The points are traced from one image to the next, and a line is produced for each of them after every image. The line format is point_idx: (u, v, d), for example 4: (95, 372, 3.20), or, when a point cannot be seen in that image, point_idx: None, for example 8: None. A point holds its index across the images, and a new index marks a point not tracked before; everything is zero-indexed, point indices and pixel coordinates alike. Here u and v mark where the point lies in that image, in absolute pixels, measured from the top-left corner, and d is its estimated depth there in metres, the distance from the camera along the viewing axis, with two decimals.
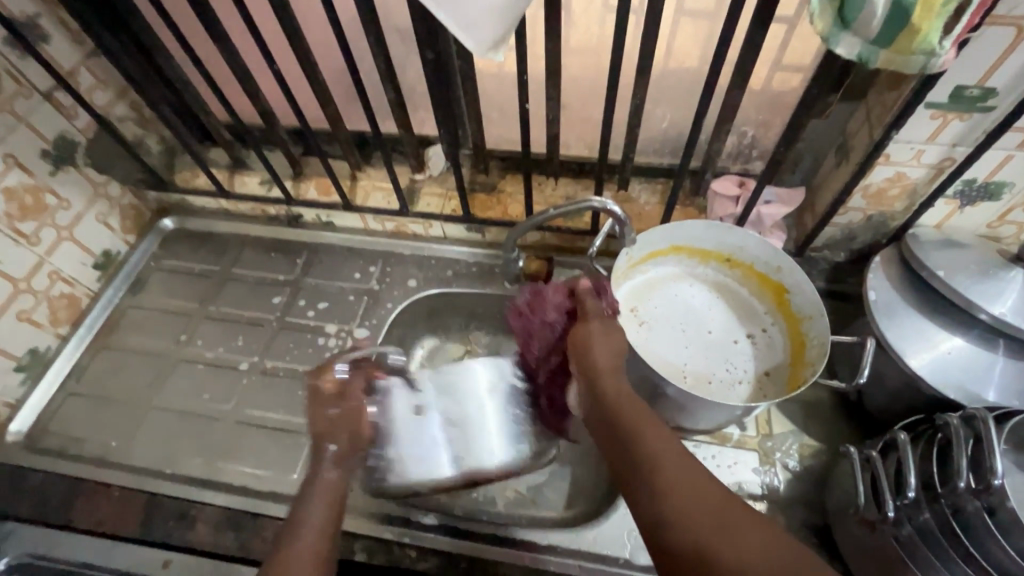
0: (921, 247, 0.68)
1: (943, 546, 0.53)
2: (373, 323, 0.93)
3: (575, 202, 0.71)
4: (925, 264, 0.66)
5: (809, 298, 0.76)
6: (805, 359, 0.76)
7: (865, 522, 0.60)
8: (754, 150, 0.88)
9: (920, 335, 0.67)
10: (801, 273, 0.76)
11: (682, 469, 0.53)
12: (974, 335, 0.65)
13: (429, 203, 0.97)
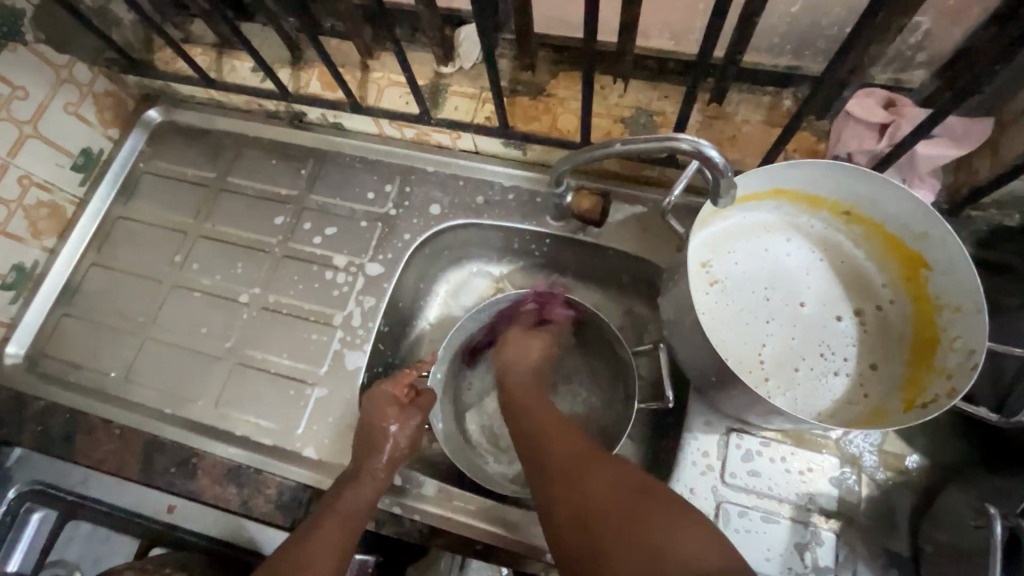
0: None
1: None
2: (388, 258, 0.78)
3: (656, 138, 0.51)
4: None
5: (963, 284, 0.56)
6: (935, 363, 0.59)
7: None
8: (920, 54, 0.61)
9: None
10: (956, 246, 0.55)
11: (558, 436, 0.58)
12: None
13: (457, 106, 0.76)
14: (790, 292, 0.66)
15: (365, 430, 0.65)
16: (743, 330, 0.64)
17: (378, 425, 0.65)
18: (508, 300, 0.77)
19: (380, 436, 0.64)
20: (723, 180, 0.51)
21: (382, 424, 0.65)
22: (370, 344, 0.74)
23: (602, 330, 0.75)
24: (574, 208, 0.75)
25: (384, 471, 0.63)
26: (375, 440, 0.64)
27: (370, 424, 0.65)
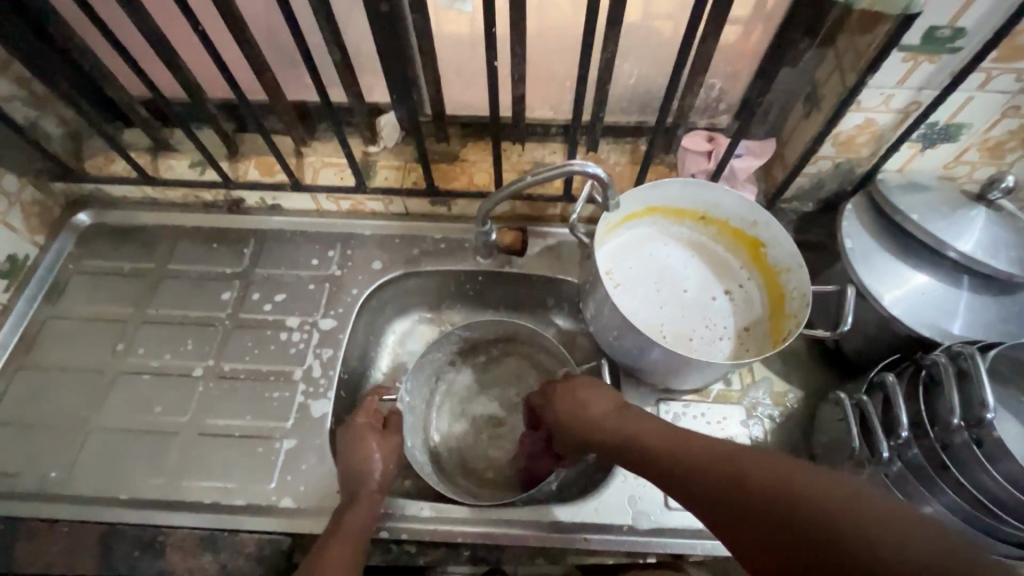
0: (891, 191, 0.72)
1: (933, 479, 0.56)
2: (339, 312, 0.86)
3: (555, 166, 0.68)
4: (899, 209, 0.69)
5: (787, 251, 0.77)
6: (786, 313, 0.79)
7: (858, 462, 0.63)
8: (721, 103, 0.86)
9: (892, 275, 0.71)
10: (777, 226, 0.77)
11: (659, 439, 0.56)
12: (939, 272, 0.70)
13: (387, 176, 0.90)
14: (675, 284, 0.86)
15: (349, 461, 0.69)
16: (646, 315, 0.82)
17: (362, 454, 0.70)
18: (467, 330, 0.85)
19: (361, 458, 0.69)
20: (610, 189, 0.69)
21: (361, 449, 0.70)
22: (333, 391, 0.79)
23: (547, 351, 0.86)
24: (499, 243, 0.88)
25: (378, 492, 0.68)
26: (361, 468, 0.68)
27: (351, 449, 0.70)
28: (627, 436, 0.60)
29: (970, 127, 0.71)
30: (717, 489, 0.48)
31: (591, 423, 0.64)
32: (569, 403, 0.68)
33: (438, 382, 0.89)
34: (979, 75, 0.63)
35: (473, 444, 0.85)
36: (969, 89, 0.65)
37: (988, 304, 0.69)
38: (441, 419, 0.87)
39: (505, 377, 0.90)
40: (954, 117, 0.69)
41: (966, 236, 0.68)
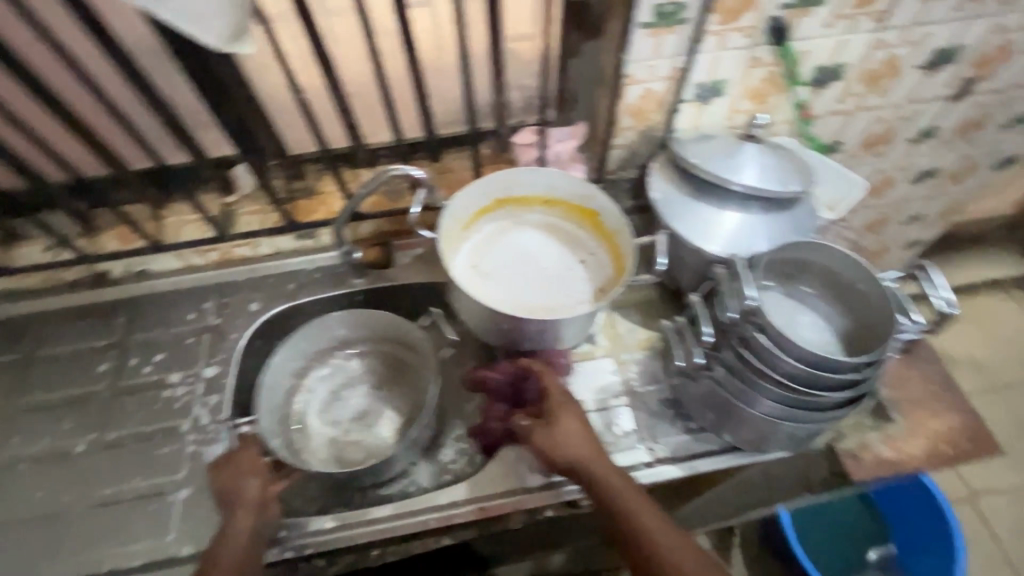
0: (678, 145, 0.84)
1: (743, 372, 0.66)
2: (221, 358, 0.88)
3: (377, 173, 0.77)
4: (684, 157, 0.82)
5: (614, 212, 0.87)
6: (626, 266, 0.87)
7: (693, 378, 0.72)
8: (540, 99, 0.97)
9: (692, 213, 0.82)
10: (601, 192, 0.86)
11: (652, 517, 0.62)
12: (729, 203, 0.82)
13: (250, 221, 0.94)
14: (534, 264, 0.93)
15: (222, 487, 0.67)
16: (509, 296, 0.88)
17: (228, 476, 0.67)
18: (308, 335, 0.86)
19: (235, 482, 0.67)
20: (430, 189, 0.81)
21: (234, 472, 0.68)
22: (223, 433, 0.80)
23: (393, 328, 0.87)
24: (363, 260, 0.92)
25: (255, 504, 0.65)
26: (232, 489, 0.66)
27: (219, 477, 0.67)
28: (615, 488, 0.64)
29: (729, 82, 0.84)
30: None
31: (598, 478, 0.65)
32: (585, 453, 0.66)
33: (290, 403, 0.86)
34: (714, 38, 0.76)
35: (346, 446, 0.84)
36: (712, 51, 0.78)
37: (777, 220, 0.82)
38: (306, 435, 0.84)
39: (361, 372, 0.90)
40: (713, 76, 0.82)
41: (739, 169, 0.80)
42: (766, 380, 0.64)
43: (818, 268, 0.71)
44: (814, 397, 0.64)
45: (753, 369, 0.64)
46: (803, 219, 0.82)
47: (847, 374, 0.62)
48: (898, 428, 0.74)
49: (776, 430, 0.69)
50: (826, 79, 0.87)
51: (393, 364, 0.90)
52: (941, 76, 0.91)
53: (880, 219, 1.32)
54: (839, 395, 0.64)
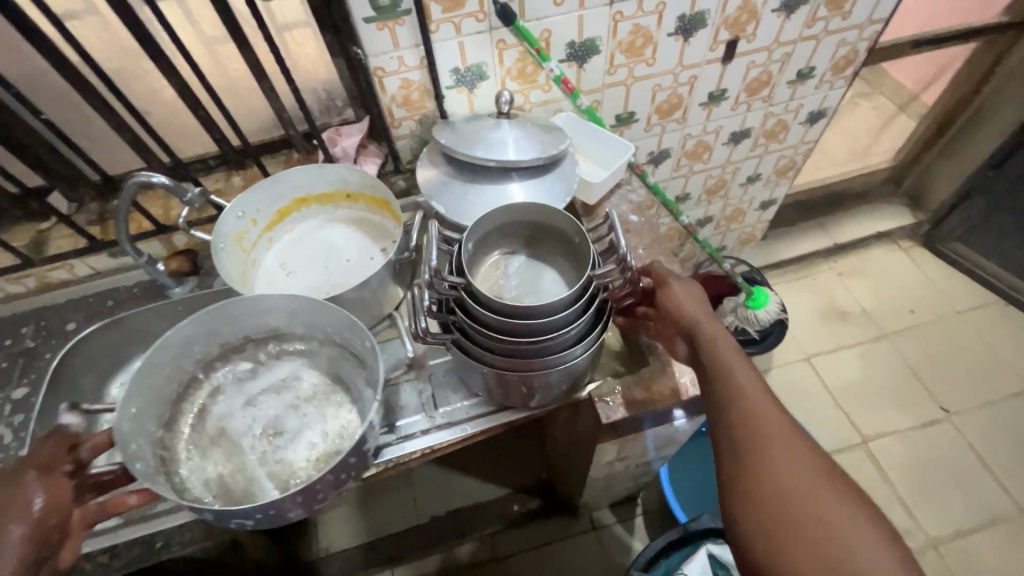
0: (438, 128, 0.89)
1: (477, 329, 0.68)
2: (33, 378, 0.91)
3: (124, 182, 0.80)
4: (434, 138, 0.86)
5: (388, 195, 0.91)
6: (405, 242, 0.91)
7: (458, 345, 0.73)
8: (337, 101, 1.02)
9: (448, 189, 0.86)
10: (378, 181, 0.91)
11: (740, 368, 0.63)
12: (486, 179, 0.86)
13: (60, 245, 0.96)
14: (337, 257, 0.97)
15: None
16: (307, 288, 0.93)
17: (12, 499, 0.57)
18: (215, 333, 0.80)
19: (31, 522, 0.57)
20: (187, 195, 0.83)
21: (37, 512, 0.57)
22: (24, 448, 0.84)
23: (326, 330, 0.82)
24: (166, 269, 0.96)
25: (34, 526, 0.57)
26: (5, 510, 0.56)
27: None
28: (706, 349, 0.65)
29: (486, 65, 0.89)
30: (749, 436, 0.58)
31: (694, 318, 0.68)
32: (702, 314, 0.68)
33: (193, 392, 0.82)
34: (447, 26, 0.81)
35: (243, 462, 0.76)
36: (452, 38, 0.83)
37: (531, 189, 0.86)
38: (196, 440, 0.78)
39: (284, 379, 0.84)
40: (465, 61, 0.87)
41: (477, 144, 0.83)
42: (489, 341, 0.68)
43: (534, 220, 0.78)
44: (538, 342, 0.66)
45: (475, 332, 0.68)
46: (555, 186, 0.86)
47: (553, 317, 0.65)
48: (651, 370, 0.81)
49: (538, 380, 0.71)
50: (582, 54, 0.92)
51: (325, 379, 0.84)
52: (700, 40, 0.97)
53: (718, 183, 1.38)
54: (561, 336, 0.66)
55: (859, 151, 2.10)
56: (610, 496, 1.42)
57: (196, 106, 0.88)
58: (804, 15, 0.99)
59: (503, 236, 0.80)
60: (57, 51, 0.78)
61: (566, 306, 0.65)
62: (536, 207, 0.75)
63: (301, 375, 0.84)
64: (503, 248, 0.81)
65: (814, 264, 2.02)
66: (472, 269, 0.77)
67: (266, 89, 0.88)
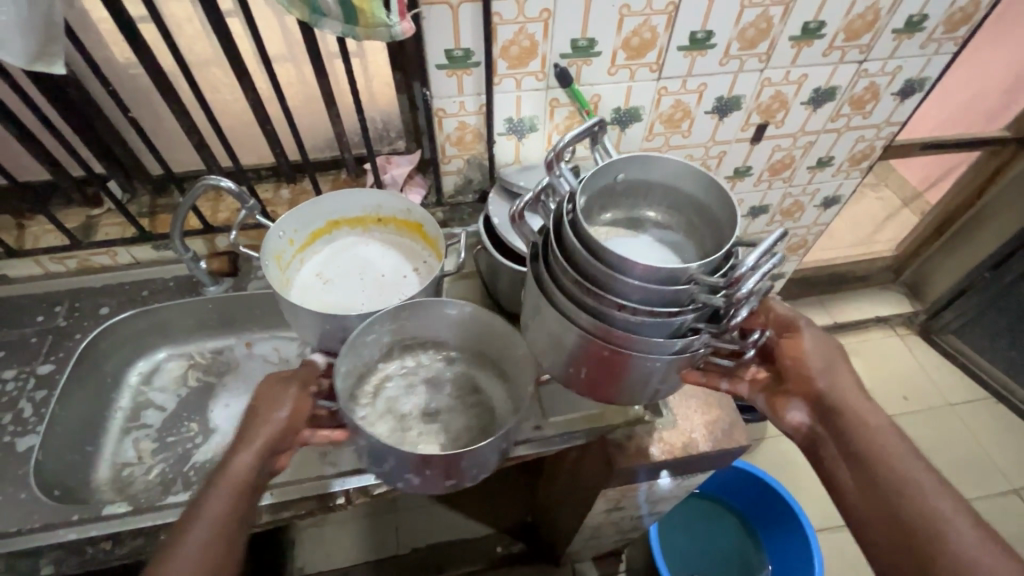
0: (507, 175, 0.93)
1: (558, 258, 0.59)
2: (59, 357, 0.93)
3: (196, 183, 0.85)
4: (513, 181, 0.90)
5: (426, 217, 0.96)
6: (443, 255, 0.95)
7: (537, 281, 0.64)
8: (391, 132, 1.09)
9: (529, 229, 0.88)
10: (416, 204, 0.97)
11: (900, 461, 0.58)
12: None
13: (109, 232, 1.00)
14: (372, 276, 1.00)
15: (260, 403, 0.66)
16: (346, 302, 0.95)
17: (272, 403, 0.66)
18: (400, 328, 0.85)
19: (281, 423, 0.65)
20: (250, 204, 0.89)
21: (284, 421, 0.65)
22: (43, 425, 0.85)
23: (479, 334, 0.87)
24: (208, 267, 1.00)
25: (279, 430, 0.65)
26: (264, 411, 0.65)
27: (265, 405, 0.66)
28: (851, 431, 0.61)
29: (538, 119, 0.96)
30: (905, 538, 0.54)
31: (839, 389, 0.64)
32: (849, 388, 0.64)
33: (367, 376, 0.86)
34: (509, 81, 0.89)
35: (406, 435, 0.81)
36: (512, 91, 0.91)
37: None
38: (368, 416, 0.82)
39: (435, 372, 0.89)
40: (520, 113, 0.94)
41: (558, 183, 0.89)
42: (564, 283, 0.59)
43: (687, 198, 0.69)
44: (612, 309, 0.56)
45: (556, 268, 0.59)
46: None
47: (639, 287, 0.53)
48: (665, 421, 0.82)
49: (594, 348, 0.59)
50: (626, 119, 1.00)
51: (472, 375, 0.89)
52: (733, 120, 1.05)
53: None
54: (628, 315, 0.55)
55: (863, 238, 2.19)
56: (596, 547, 1.41)
57: (264, 122, 0.94)
58: (829, 111, 1.08)
59: (643, 197, 0.70)
60: (150, 56, 0.84)
61: (657, 287, 0.53)
62: (704, 180, 0.65)
63: (454, 374, 0.89)
64: (639, 216, 0.71)
65: None
66: (599, 213, 0.70)
67: (332, 113, 0.94)
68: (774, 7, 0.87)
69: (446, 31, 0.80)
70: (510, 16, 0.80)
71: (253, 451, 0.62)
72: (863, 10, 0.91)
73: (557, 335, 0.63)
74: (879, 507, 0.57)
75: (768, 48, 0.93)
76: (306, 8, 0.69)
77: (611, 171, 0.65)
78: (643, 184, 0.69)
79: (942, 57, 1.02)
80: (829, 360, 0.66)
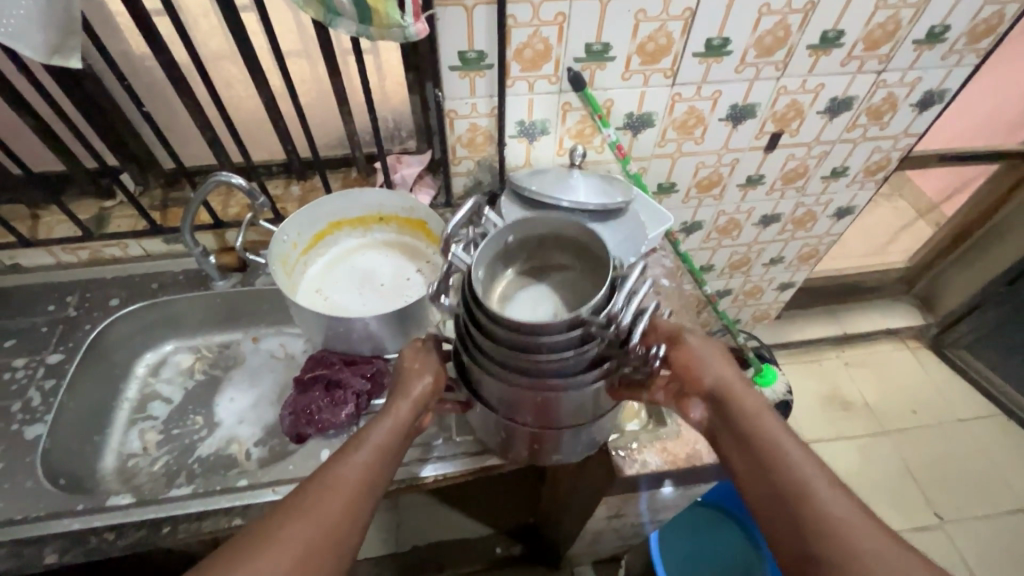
0: (518, 178, 0.93)
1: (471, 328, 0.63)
2: (69, 347, 0.94)
3: (205, 179, 0.86)
4: (525, 185, 0.90)
5: (431, 219, 0.97)
6: None
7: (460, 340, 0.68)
8: (403, 131, 1.09)
9: None
10: (419, 205, 0.97)
11: (780, 440, 0.58)
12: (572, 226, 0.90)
13: (120, 224, 1.01)
14: (376, 278, 1.01)
15: (411, 369, 0.69)
16: (352, 308, 0.96)
17: (421, 370, 0.69)
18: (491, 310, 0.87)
19: (427, 391, 0.68)
20: (259, 203, 0.89)
21: (420, 393, 0.67)
22: (51, 414, 0.86)
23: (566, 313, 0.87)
24: (217, 262, 1.02)
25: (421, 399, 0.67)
26: (409, 378, 0.68)
27: (407, 375, 0.68)
28: (739, 419, 0.61)
29: (550, 122, 0.96)
30: (791, 521, 0.53)
31: (723, 382, 0.64)
32: (732, 379, 0.64)
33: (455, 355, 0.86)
34: (521, 83, 0.88)
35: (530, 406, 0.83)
36: (524, 94, 0.90)
37: (608, 232, 0.91)
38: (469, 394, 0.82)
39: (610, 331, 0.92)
40: (531, 115, 0.94)
41: (570, 188, 0.90)
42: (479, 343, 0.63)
43: (582, 245, 0.69)
44: (525, 361, 0.60)
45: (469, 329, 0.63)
46: (630, 228, 0.92)
47: (542, 342, 0.57)
48: (669, 432, 0.81)
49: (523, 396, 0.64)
50: (638, 125, 0.99)
51: None
52: (747, 128, 1.04)
53: (742, 260, 1.43)
54: (541, 362, 0.59)
55: (875, 249, 2.16)
56: (596, 552, 1.40)
57: (277, 118, 0.94)
58: (845, 121, 1.07)
59: (542, 252, 0.72)
60: (165, 51, 0.84)
61: (557, 336, 0.57)
62: (588, 231, 0.66)
63: None
64: (543, 265, 0.73)
65: (820, 350, 2.05)
66: (504, 272, 0.71)
67: (344, 112, 0.95)
68: (792, 14, 0.85)
69: (460, 31, 0.80)
70: (524, 19, 0.80)
71: (400, 413, 0.64)
72: (884, 20, 0.89)
73: (489, 386, 0.67)
74: (766, 491, 0.56)
75: (785, 56, 0.92)
76: (321, 8, 0.69)
77: (499, 238, 0.67)
78: (540, 237, 0.71)
79: (963, 69, 1.00)
80: (711, 353, 0.66)
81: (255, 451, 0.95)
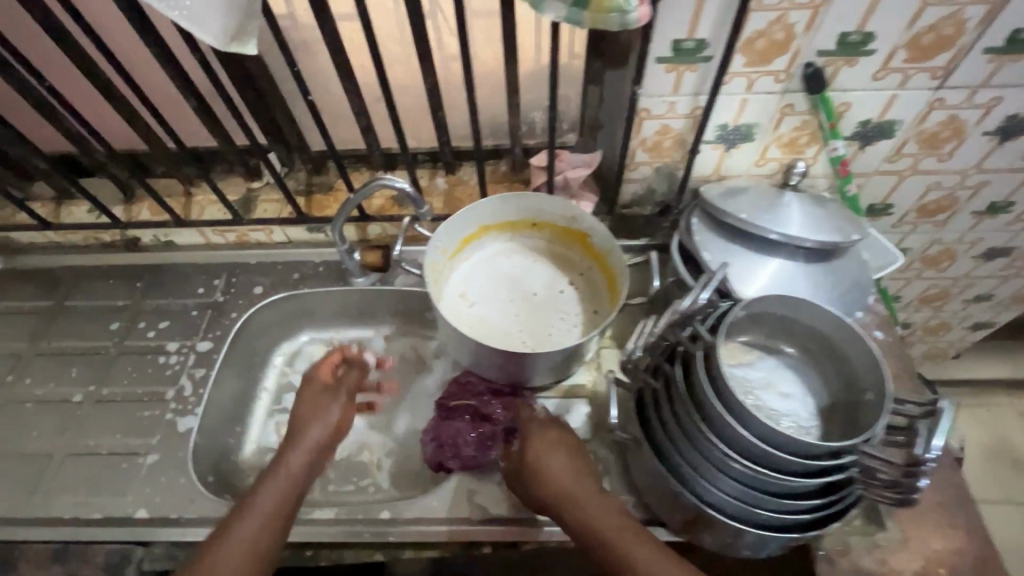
0: (713, 198, 0.76)
1: (695, 417, 0.58)
2: (216, 335, 0.92)
3: (367, 181, 0.77)
4: (728, 211, 0.73)
5: (603, 236, 0.84)
6: (617, 289, 0.85)
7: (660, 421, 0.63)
8: (564, 122, 0.95)
9: (747, 269, 0.73)
10: (588, 217, 0.84)
11: (622, 535, 0.59)
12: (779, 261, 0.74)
13: (266, 209, 0.97)
14: (524, 288, 0.90)
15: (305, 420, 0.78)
16: (501, 323, 0.86)
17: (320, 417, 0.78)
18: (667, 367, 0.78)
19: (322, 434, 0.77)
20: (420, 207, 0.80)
21: (317, 432, 0.76)
22: (201, 407, 0.85)
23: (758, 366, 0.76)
24: (360, 260, 0.93)
25: (290, 463, 0.71)
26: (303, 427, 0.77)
27: (312, 412, 0.79)
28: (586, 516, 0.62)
29: (759, 127, 0.77)
30: None
31: (556, 477, 0.65)
32: (570, 483, 0.65)
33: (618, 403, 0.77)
34: (740, 80, 0.71)
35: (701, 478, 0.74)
36: (739, 93, 0.73)
37: (822, 273, 0.74)
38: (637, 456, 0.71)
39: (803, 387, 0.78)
40: (739, 119, 0.76)
41: (784, 216, 0.72)
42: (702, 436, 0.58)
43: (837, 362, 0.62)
44: (762, 475, 0.56)
45: (692, 418, 0.59)
46: (849, 269, 0.75)
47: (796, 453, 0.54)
48: (888, 538, 0.65)
49: (725, 504, 0.60)
50: (872, 135, 0.78)
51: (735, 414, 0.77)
52: (1017, 145, 0.80)
53: (938, 293, 1.18)
54: (782, 479, 0.55)
55: None
56: None
57: (437, 108, 0.84)
58: None
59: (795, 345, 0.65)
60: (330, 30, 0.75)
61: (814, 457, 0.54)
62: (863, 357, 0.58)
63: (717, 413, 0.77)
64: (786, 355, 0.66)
65: (992, 394, 1.72)
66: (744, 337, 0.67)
67: (512, 104, 0.82)
68: None
69: (683, 15, 0.64)
70: (771, 1, 0.62)
71: (286, 471, 0.70)
72: None
73: (681, 479, 0.62)
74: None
75: None
76: None
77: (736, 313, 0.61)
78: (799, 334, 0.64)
79: None
80: (555, 452, 0.68)
81: (386, 463, 0.90)
